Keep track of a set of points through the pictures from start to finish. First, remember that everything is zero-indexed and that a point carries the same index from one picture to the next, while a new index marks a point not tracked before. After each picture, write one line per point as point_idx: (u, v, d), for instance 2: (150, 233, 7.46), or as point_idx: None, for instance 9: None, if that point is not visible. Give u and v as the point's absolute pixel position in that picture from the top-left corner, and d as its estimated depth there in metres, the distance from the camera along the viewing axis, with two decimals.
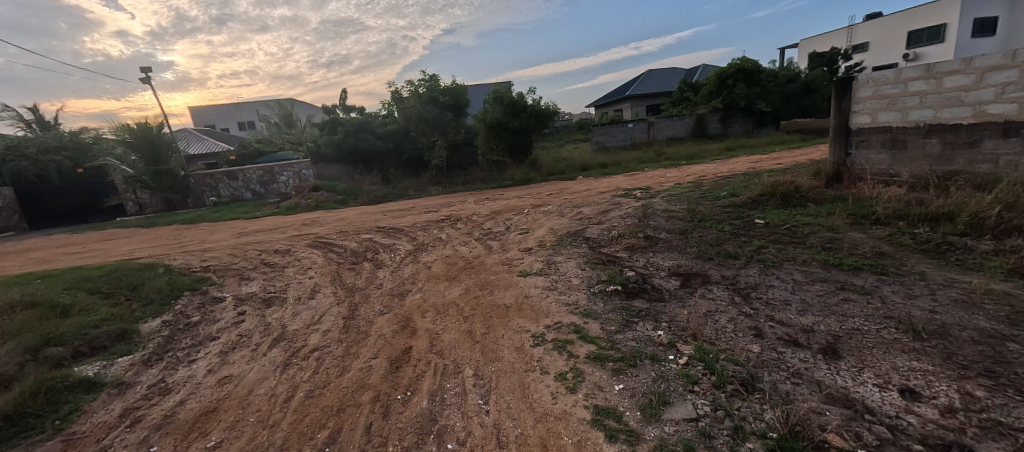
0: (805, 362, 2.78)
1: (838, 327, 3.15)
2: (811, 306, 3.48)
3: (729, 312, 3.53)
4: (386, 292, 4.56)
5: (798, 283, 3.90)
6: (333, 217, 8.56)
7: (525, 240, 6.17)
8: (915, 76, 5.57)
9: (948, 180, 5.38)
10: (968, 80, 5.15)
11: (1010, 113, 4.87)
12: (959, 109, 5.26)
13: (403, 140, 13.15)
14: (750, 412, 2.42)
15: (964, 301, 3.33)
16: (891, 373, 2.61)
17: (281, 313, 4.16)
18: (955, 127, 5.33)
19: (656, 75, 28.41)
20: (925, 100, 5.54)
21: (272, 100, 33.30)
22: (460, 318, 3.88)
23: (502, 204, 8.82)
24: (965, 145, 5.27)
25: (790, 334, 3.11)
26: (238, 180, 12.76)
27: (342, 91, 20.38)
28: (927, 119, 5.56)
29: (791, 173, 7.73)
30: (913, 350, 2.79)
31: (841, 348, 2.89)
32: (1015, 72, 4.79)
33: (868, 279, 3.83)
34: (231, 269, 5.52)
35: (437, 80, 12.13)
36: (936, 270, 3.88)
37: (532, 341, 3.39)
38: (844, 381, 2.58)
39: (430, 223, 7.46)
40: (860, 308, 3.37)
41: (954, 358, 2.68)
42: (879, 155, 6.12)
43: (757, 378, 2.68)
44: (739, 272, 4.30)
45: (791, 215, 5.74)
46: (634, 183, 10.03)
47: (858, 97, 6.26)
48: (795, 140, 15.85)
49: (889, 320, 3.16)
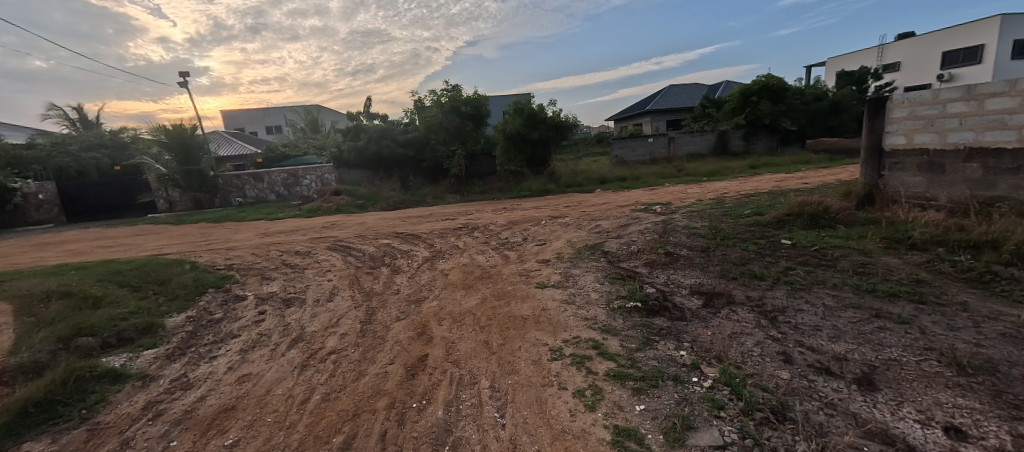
0: (838, 393, 2.66)
1: (874, 357, 3.01)
2: (843, 333, 3.33)
3: (756, 335, 3.42)
4: (403, 298, 4.55)
5: (828, 308, 3.75)
6: (354, 221, 8.66)
7: (543, 251, 6.12)
8: (954, 98, 5.38)
9: (990, 207, 5.15)
10: (1013, 102, 4.93)
11: None
12: (1002, 132, 5.05)
13: (424, 148, 13.28)
14: (780, 442, 2.31)
15: (1012, 336, 3.14)
16: (932, 408, 2.47)
17: (300, 314, 4.18)
18: (999, 152, 5.11)
19: (678, 91, 28.27)
20: (965, 123, 5.35)
21: (299, 106, 34.31)
22: (476, 328, 3.86)
23: (519, 215, 8.79)
24: (1009, 170, 5.05)
25: (822, 362, 2.98)
26: (263, 182, 13.05)
27: (367, 99, 20.87)
28: (967, 142, 5.36)
29: (819, 193, 7.50)
30: (957, 386, 2.63)
31: (878, 380, 2.75)
32: None
33: (905, 308, 3.66)
34: (253, 268, 5.61)
35: (460, 90, 12.23)
36: (979, 301, 3.68)
37: (550, 355, 3.33)
38: (881, 415, 2.45)
39: (447, 231, 7.47)
40: (897, 337, 3.22)
41: (1003, 397, 2.52)
42: (914, 178, 5.89)
43: (787, 406, 2.57)
44: (765, 293, 4.17)
45: (820, 236, 5.57)
46: (653, 198, 9.92)
47: (891, 117, 6.07)
48: (821, 160, 15.43)
49: (929, 352, 3.00)
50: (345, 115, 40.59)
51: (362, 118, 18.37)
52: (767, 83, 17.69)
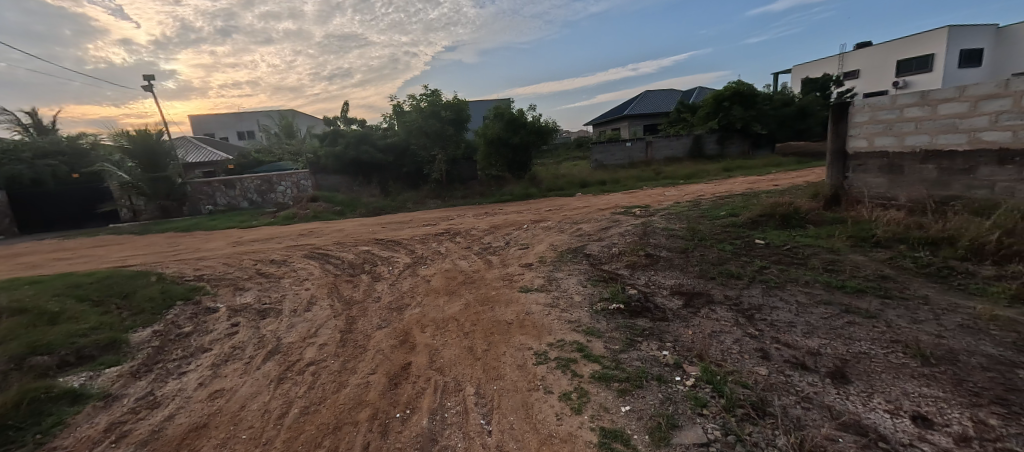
0: (812, 386, 2.71)
1: (845, 350, 3.08)
2: (816, 329, 3.40)
3: (734, 333, 3.46)
4: (384, 306, 4.42)
5: (802, 305, 3.83)
6: (331, 228, 8.45)
7: (526, 255, 6.09)
8: (910, 103, 5.62)
9: (945, 206, 5.39)
10: (963, 107, 5.19)
11: (1005, 140, 4.89)
12: (954, 135, 5.29)
13: (403, 153, 13.12)
14: (762, 438, 2.33)
15: (970, 327, 3.27)
16: (900, 398, 2.54)
17: (276, 325, 4.03)
18: (951, 153, 5.35)
19: (654, 96, 28.86)
20: (921, 126, 5.58)
21: (272, 110, 33.52)
22: (460, 334, 3.79)
23: (501, 219, 8.74)
24: (961, 171, 5.29)
25: (797, 357, 3.04)
26: (235, 189, 12.58)
27: (345, 103, 20.46)
28: (923, 145, 5.59)
29: (790, 194, 7.72)
30: (922, 376, 2.72)
31: (850, 372, 2.81)
32: (1008, 101, 4.82)
33: (872, 302, 3.77)
34: (225, 278, 5.39)
35: (440, 95, 12.19)
36: (939, 294, 3.83)
37: (535, 359, 3.29)
38: (854, 407, 2.50)
39: (428, 236, 7.36)
40: (865, 331, 3.31)
41: (964, 385, 2.61)
42: (876, 179, 6.13)
43: (766, 402, 2.59)
44: (742, 292, 4.24)
45: (792, 235, 5.72)
46: (633, 201, 10.03)
47: (854, 122, 6.31)
48: (791, 163, 15.92)
49: (895, 344, 3.09)
50: (320, 121, 39.84)
51: (340, 123, 18.07)
52: (738, 89, 18.28)
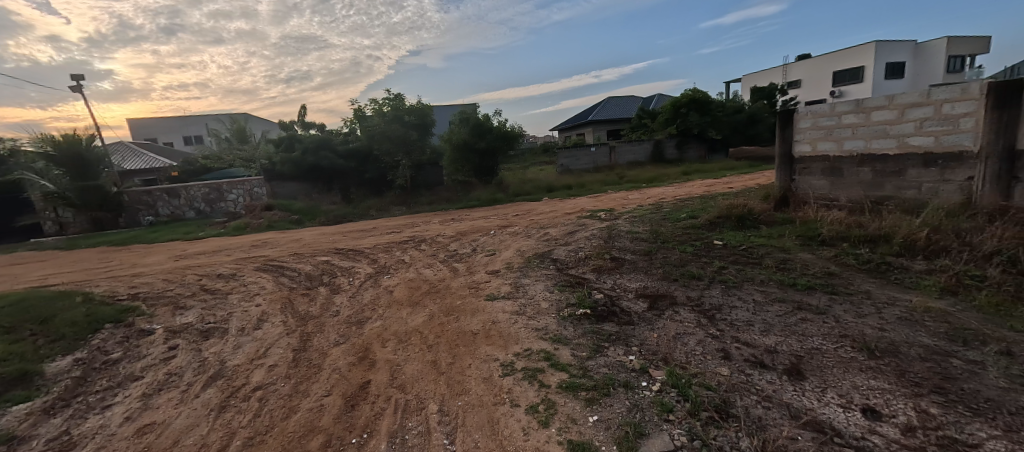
0: (771, 384, 2.75)
1: (800, 347, 3.15)
2: (773, 327, 3.48)
3: (697, 334, 3.48)
4: (343, 321, 4.20)
5: (758, 304, 3.92)
6: (287, 238, 8.05)
7: (492, 262, 5.98)
8: (847, 111, 5.93)
9: (881, 205, 5.68)
10: (892, 115, 5.49)
11: (928, 145, 5.21)
12: (885, 141, 5.61)
13: (367, 159, 12.77)
14: (726, 441, 2.31)
15: (908, 319, 3.44)
16: (851, 393, 2.61)
17: (220, 346, 3.74)
18: (883, 157, 5.67)
19: (617, 103, 29.54)
20: (857, 132, 5.89)
21: (223, 114, 32.00)
22: (424, 347, 3.64)
23: (467, 225, 8.60)
24: (892, 173, 5.61)
25: (756, 355, 3.08)
26: (180, 198, 11.75)
27: (302, 107, 19.70)
28: (859, 150, 5.90)
29: (745, 196, 7.99)
30: (869, 369, 2.82)
31: (805, 369, 2.87)
32: (930, 109, 5.14)
33: (821, 298, 3.91)
34: (164, 297, 4.99)
35: (403, 99, 11.96)
36: (879, 289, 4.01)
37: (501, 371, 3.18)
38: (810, 403, 2.55)
39: (392, 244, 7.14)
40: (817, 327, 3.41)
41: (907, 376, 2.72)
42: (820, 181, 6.43)
43: (729, 403, 2.60)
44: (703, 292, 4.29)
45: (747, 236, 5.88)
46: (598, 205, 10.12)
47: (799, 127, 6.59)
48: (744, 166, 16.67)
49: (844, 339, 3.20)
50: (275, 124, 38.35)
51: (297, 128, 17.41)
52: (694, 96, 19.03)
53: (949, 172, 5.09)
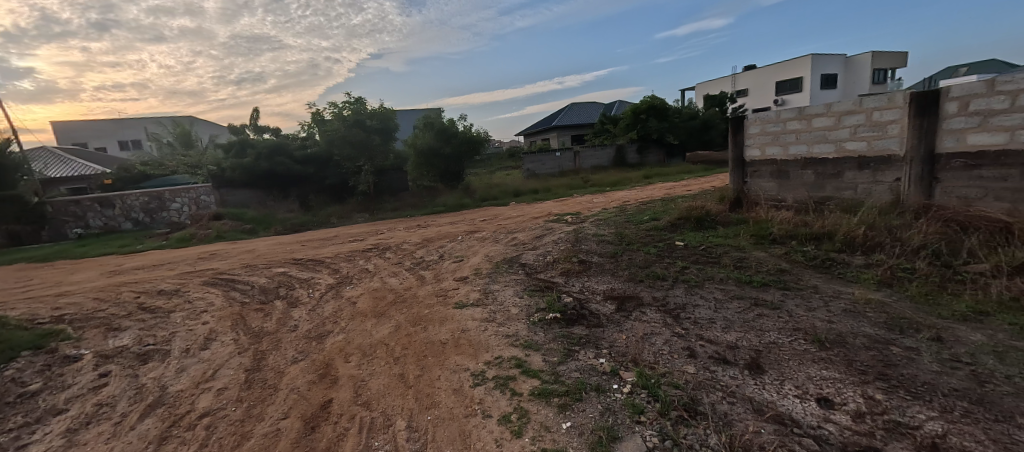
0: (734, 379, 2.78)
1: (758, 342, 3.23)
2: (733, 323, 3.55)
3: (663, 334, 3.49)
4: (302, 336, 3.95)
5: (719, 301, 4.00)
6: (239, 249, 7.58)
7: (460, 268, 5.84)
8: (791, 117, 6.24)
9: (823, 205, 5.99)
10: (830, 121, 5.82)
11: (862, 149, 5.54)
12: (825, 145, 5.93)
13: (326, 164, 12.31)
14: (696, 439, 2.30)
15: (852, 310, 3.60)
16: (806, 383, 2.69)
17: (160, 371, 3.41)
18: (823, 160, 5.99)
19: (579, 109, 30.07)
20: (800, 137, 6.20)
21: (163, 117, 30.31)
22: (390, 360, 3.46)
23: (434, 231, 8.40)
24: (831, 176, 5.93)
25: (719, 352, 3.13)
26: (114, 208, 10.70)
27: (254, 110, 18.71)
28: (803, 154, 6.21)
29: (702, 198, 8.24)
30: (821, 360, 2.91)
31: (764, 363, 2.94)
32: (862, 117, 5.49)
33: (775, 294, 4.04)
34: (95, 318, 4.53)
35: (364, 103, 11.61)
36: (826, 283, 4.20)
37: (472, 381, 3.06)
38: (770, 396, 2.59)
39: (355, 253, 6.87)
40: (773, 322, 3.51)
41: (855, 364, 2.83)
42: (769, 183, 6.71)
43: (697, 401, 2.60)
44: (667, 292, 4.34)
45: (706, 236, 6.04)
46: (565, 208, 10.16)
47: (749, 133, 6.88)
48: (699, 170, 17.35)
49: (798, 332, 3.31)
50: (221, 127, 36.45)
51: (249, 132, 16.58)
52: (652, 103, 19.64)
53: (880, 174, 5.41)
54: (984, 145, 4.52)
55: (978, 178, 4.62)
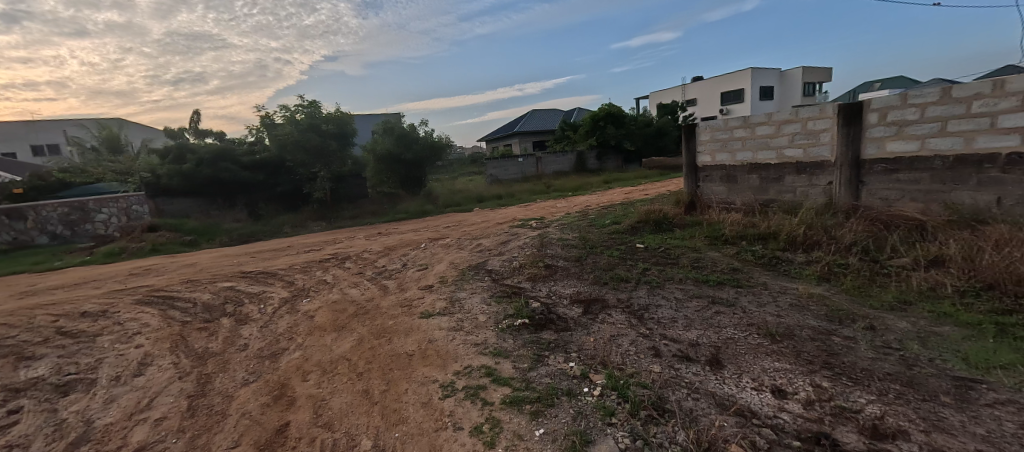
0: (696, 376, 2.80)
1: (717, 338, 3.28)
2: (693, 321, 3.60)
3: (629, 334, 3.48)
4: (252, 355, 3.65)
5: (679, 300, 4.06)
6: (179, 263, 7.01)
7: (425, 277, 5.65)
8: (737, 125, 6.52)
9: (767, 207, 6.26)
10: (771, 130, 6.13)
11: (799, 156, 5.86)
12: (767, 152, 6.22)
13: (278, 171, 11.71)
14: (665, 437, 2.27)
15: (797, 305, 3.75)
16: (761, 375, 2.75)
17: (84, 403, 3.03)
18: (766, 166, 6.28)
19: (539, 115, 30.43)
20: (745, 144, 6.48)
21: (85, 121, 28.19)
22: (353, 376, 3.24)
23: (396, 240, 8.13)
24: (773, 179, 6.22)
25: (681, 350, 3.15)
26: (26, 220, 9.13)
27: (194, 112, 17.61)
28: (748, 160, 6.49)
29: (659, 202, 8.45)
30: (774, 352, 3.00)
31: (723, 358, 2.99)
32: (799, 126, 5.81)
33: (730, 292, 4.15)
34: (5, 347, 3.99)
35: (318, 107, 11.24)
36: (773, 280, 4.36)
37: (441, 393, 2.91)
38: (730, 390, 2.63)
39: (311, 264, 6.52)
40: (729, 318, 3.59)
41: (803, 355, 2.93)
42: (718, 187, 6.97)
43: (664, 399, 2.58)
44: (631, 294, 4.36)
45: (664, 238, 6.16)
46: (529, 214, 10.16)
47: (699, 140, 7.12)
48: (655, 175, 17.95)
49: (751, 327, 3.40)
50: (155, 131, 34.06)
51: (189, 136, 15.52)
52: (611, 111, 20.16)
53: (815, 177, 5.73)
54: (901, 153, 4.93)
55: (897, 181, 5.01)
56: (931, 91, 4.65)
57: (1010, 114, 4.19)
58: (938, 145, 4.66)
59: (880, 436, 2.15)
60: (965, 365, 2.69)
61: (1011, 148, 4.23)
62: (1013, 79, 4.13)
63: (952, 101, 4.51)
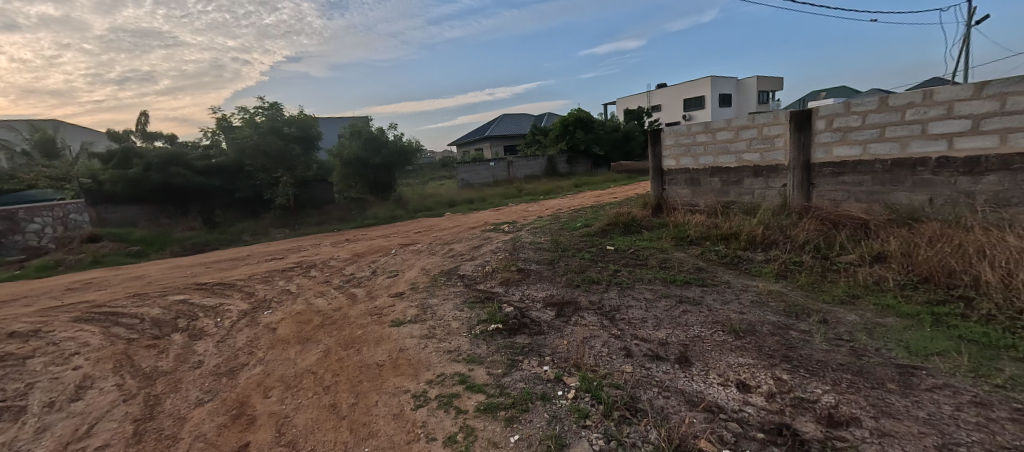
0: (666, 374, 2.81)
1: (685, 336, 3.32)
2: (663, 321, 3.63)
3: (602, 336, 3.48)
4: (207, 372, 3.42)
5: (649, 300, 4.10)
6: (126, 276, 6.55)
7: (395, 284, 5.49)
8: (699, 131, 6.70)
9: (728, 209, 6.44)
10: (730, 135, 6.33)
11: (756, 160, 6.07)
12: (727, 157, 6.41)
13: (236, 177, 11.20)
14: (638, 436, 2.26)
15: (758, 301, 3.85)
16: (727, 371, 2.79)
17: (11, 434, 2.75)
18: (727, 169, 6.47)
19: (509, 120, 30.53)
20: (707, 149, 6.66)
21: (18, 124, 26.20)
22: (319, 390, 3.08)
23: (364, 246, 7.90)
24: (733, 182, 6.41)
25: (652, 349, 3.16)
26: None
27: (140, 112, 16.65)
28: (710, 164, 6.66)
29: (627, 205, 8.56)
30: (737, 348, 3.05)
31: (691, 355, 3.01)
32: (755, 131, 6.02)
33: (696, 291, 4.23)
34: None
35: (280, 109, 10.86)
36: (735, 279, 4.48)
37: (413, 403, 2.80)
38: (698, 386, 2.65)
39: (273, 273, 6.22)
40: (696, 317, 3.64)
41: (764, 349, 3.00)
42: (683, 190, 7.12)
43: (636, 398, 2.57)
44: (602, 296, 4.36)
45: (634, 240, 6.24)
46: (501, 217, 10.11)
47: (664, 144, 7.27)
48: (624, 178, 18.28)
49: (716, 324, 3.46)
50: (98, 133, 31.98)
51: (135, 139, 14.62)
52: (580, 115, 20.42)
53: (771, 180, 5.94)
54: (846, 157, 5.19)
55: (842, 183, 5.28)
56: (870, 99, 4.91)
57: (938, 121, 4.47)
58: (878, 149, 4.92)
59: (835, 424, 2.21)
60: (905, 353, 2.82)
61: (939, 153, 4.51)
62: (940, 89, 4.43)
63: (889, 109, 4.77)
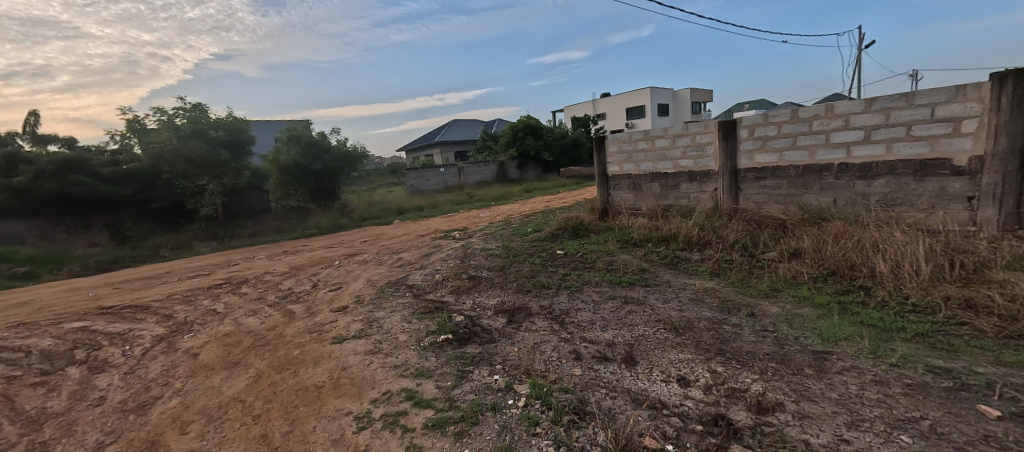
0: (613, 374, 2.81)
1: (631, 336, 3.36)
2: (609, 322, 3.66)
3: (552, 340, 3.44)
4: (111, 410, 3.01)
5: (597, 303, 4.13)
6: (13, 300, 5.72)
7: (338, 297, 5.18)
8: (640, 138, 6.94)
9: (667, 211, 6.69)
10: (667, 142, 6.60)
11: (691, 166, 6.37)
12: (665, 163, 6.69)
13: (151, 185, 10.16)
14: (586, 439, 2.23)
15: (696, 298, 4.00)
16: (669, 367, 2.84)
17: None
18: (665, 174, 6.73)
19: (459, 126, 30.32)
20: (647, 156, 6.91)
21: None
22: (246, 420, 2.79)
23: (305, 258, 7.43)
24: (671, 186, 6.69)
25: (600, 351, 3.17)
26: None
27: (31, 112, 14.76)
28: (649, 170, 6.91)
29: (576, 210, 8.69)
30: (677, 344, 3.13)
31: (636, 354, 3.05)
32: (689, 139, 6.33)
33: (641, 291, 4.33)
34: None
35: (204, 111, 10.04)
36: (675, 278, 4.64)
37: (355, 426, 2.60)
38: (642, 384, 2.67)
39: (196, 291, 5.68)
40: (640, 316, 3.71)
41: (701, 344, 3.10)
42: (626, 195, 7.33)
43: (584, 401, 2.55)
44: (553, 300, 4.35)
45: (582, 244, 6.31)
46: (451, 224, 9.94)
47: (608, 151, 7.47)
48: (572, 183, 18.68)
49: (658, 322, 3.54)
50: None
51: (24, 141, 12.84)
52: (529, 122, 20.66)
53: (705, 184, 6.25)
54: (767, 163, 5.58)
55: (764, 187, 5.66)
56: (784, 112, 5.32)
57: (839, 131, 4.88)
58: (792, 156, 5.33)
59: (763, 410, 2.30)
60: (819, 340, 3.02)
61: (840, 160, 4.93)
62: (840, 103, 4.85)
63: (799, 121, 5.18)
